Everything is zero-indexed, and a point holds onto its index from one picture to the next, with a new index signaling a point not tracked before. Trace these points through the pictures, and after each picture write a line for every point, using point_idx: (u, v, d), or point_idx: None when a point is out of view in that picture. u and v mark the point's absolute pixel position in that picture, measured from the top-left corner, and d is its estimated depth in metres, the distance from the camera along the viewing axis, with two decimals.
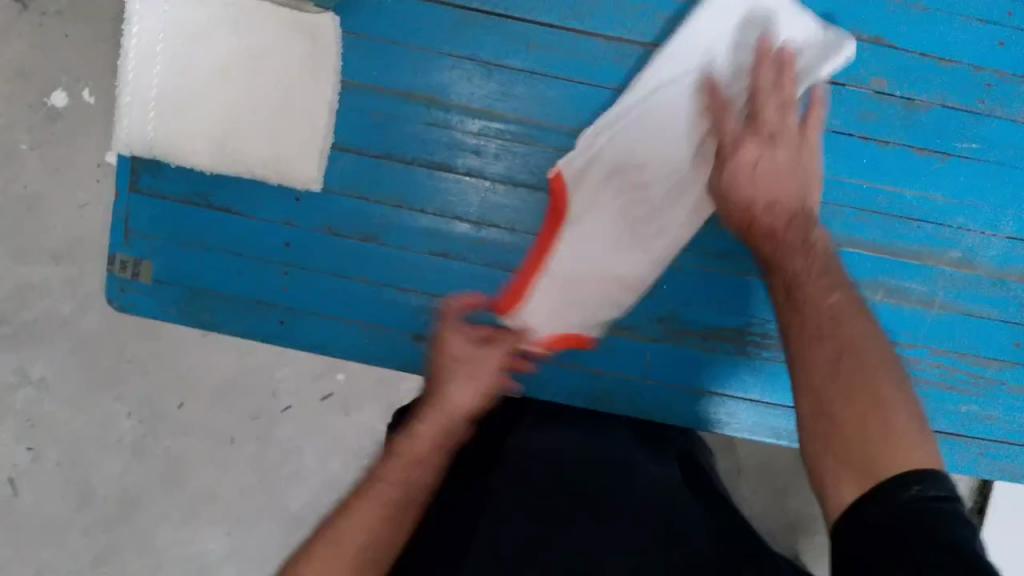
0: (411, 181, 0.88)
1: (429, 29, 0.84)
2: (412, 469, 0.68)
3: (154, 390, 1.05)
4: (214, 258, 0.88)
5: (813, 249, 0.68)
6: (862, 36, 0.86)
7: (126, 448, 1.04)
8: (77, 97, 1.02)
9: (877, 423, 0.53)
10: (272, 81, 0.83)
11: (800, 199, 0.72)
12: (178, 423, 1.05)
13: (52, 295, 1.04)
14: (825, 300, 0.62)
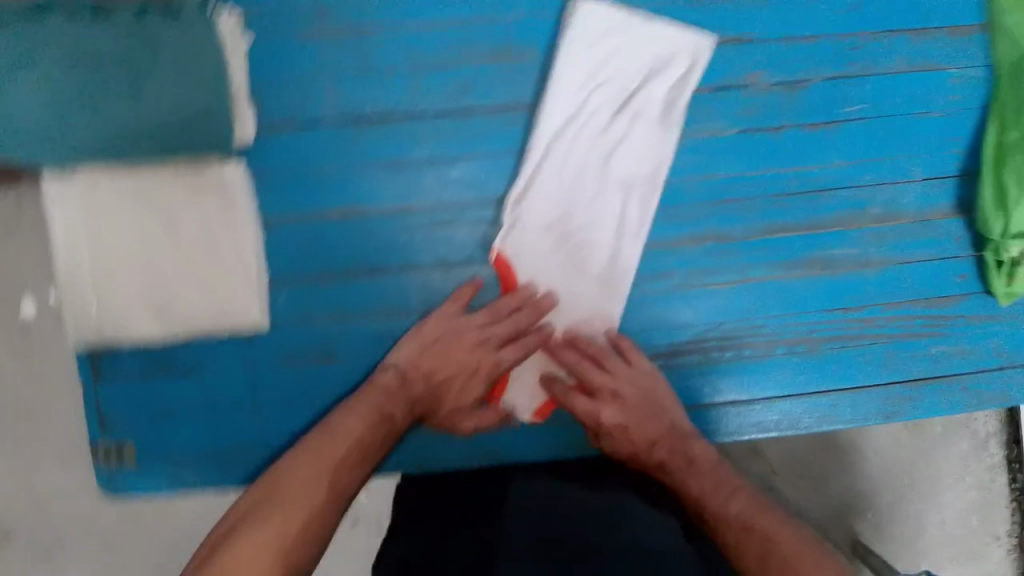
0: (348, 296, 0.90)
1: (326, 150, 0.89)
2: (308, 487, 0.73)
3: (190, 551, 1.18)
4: (188, 419, 0.90)
5: (688, 470, 0.85)
6: (726, 39, 0.91)
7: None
8: None
9: (777, 536, 0.75)
10: (197, 240, 0.87)
11: (649, 395, 0.88)
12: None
13: (69, 497, 1.18)
14: (696, 461, 0.85)
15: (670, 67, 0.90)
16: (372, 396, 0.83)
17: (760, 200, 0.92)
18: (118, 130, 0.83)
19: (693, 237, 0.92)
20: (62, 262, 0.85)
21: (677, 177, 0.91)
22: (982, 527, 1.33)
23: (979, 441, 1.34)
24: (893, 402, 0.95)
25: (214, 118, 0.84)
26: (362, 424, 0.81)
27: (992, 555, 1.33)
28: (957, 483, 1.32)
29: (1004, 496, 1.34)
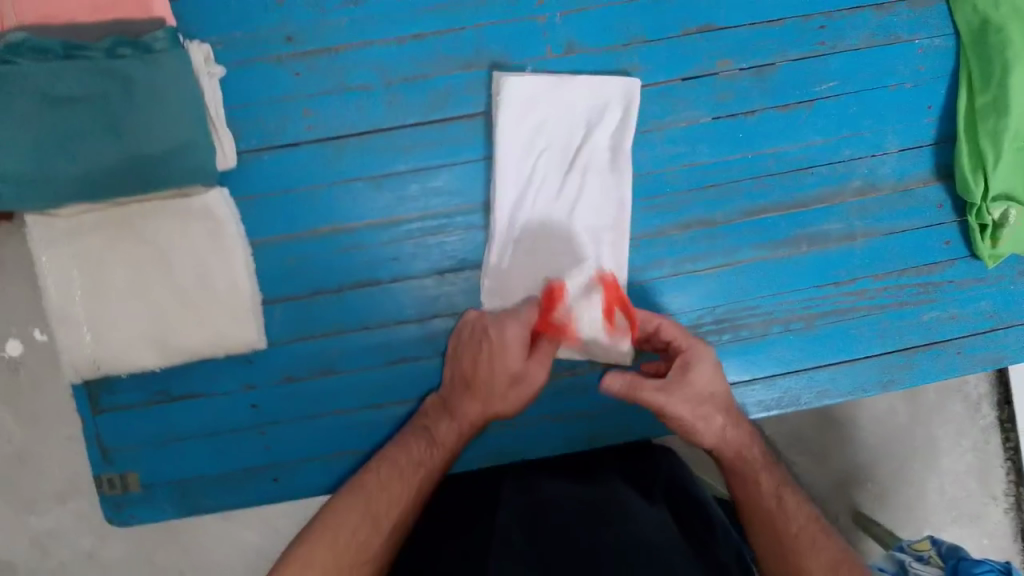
0: (339, 310, 0.91)
1: (307, 168, 0.89)
2: (353, 541, 0.75)
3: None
4: (191, 445, 0.91)
5: (758, 495, 0.83)
6: (693, 28, 0.92)
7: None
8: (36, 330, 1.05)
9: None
10: (188, 269, 0.87)
11: (730, 415, 0.85)
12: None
13: (69, 534, 1.18)
14: (762, 489, 0.83)
15: (606, 115, 0.90)
16: (410, 446, 0.84)
17: (744, 182, 0.93)
18: (100, 174, 0.81)
19: (679, 225, 0.93)
20: (56, 301, 0.85)
21: (657, 169, 0.92)
22: (979, 490, 1.31)
23: (971, 403, 1.32)
24: (890, 371, 0.96)
25: (196, 152, 0.83)
26: (401, 478, 0.81)
27: (991, 516, 1.31)
28: (952, 447, 1.31)
29: (999, 455, 1.32)
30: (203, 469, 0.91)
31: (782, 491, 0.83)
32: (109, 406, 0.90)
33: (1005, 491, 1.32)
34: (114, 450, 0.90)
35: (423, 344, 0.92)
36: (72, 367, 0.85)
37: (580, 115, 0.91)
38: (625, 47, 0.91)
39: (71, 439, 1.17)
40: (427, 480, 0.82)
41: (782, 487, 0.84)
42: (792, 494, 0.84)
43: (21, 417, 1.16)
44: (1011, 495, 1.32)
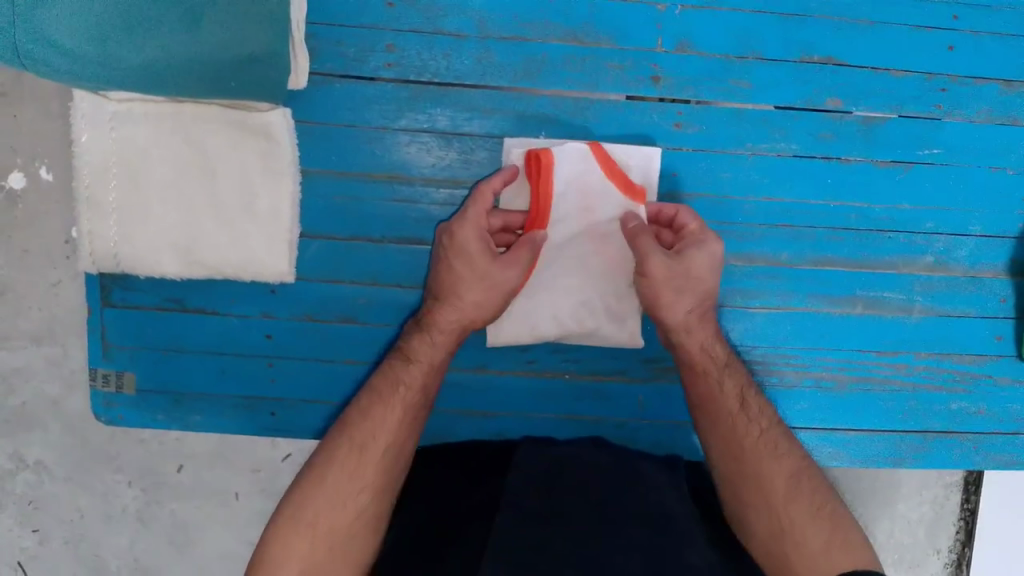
0: (378, 258, 0.87)
1: (376, 107, 0.83)
2: (347, 477, 0.71)
3: (154, 458, 1.03)
4: (197, 359, 0.87)
5: (720, 394, 0.80)
6: (813, 57, 0.86)
7: (132, 516, 1.04)
8: (37, 177, 0.96)
9: (777, 490, 0.74)
10: (231, 181, 0.82)
11: (699, 305, 0.82)
12: (180, 486, 1.04)
13: (36, 376, 1.00)
14: (725, 390, 0.80)
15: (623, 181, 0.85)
16: (398, 375, 0.78)
17: (819, 227, 0.89)
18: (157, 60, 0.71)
19: (740, 257, 0.89)
20: (87, 183, 0.80)
21: (733, 193, 0.88)
22: (925, 540, 1.12)
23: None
24: (903, 449, 0.95)
25: (268, 71, 0.77)
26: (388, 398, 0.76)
27: (929, 568, 1.12)
28: (911, 493, 1.10)
29: (954, 515, 1.12)
30: (200, 381, 0.88)
31: (732, 360, 0.83)
32: (120, 302, 0.86)
33: (948, 547, 1.13)
34: (114, 344, 0.87)
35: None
36: (93, 253, 0.81)
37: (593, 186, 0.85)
38: (738, 60, 0.85)
39: (59, 287, 0.98)
40: (417, 400, 0.77)
41: (746, 389, 0.81)
42: (755, 398, 0.81)
43: (10, 253, 0.97)
44: (954, 553, 1.13)
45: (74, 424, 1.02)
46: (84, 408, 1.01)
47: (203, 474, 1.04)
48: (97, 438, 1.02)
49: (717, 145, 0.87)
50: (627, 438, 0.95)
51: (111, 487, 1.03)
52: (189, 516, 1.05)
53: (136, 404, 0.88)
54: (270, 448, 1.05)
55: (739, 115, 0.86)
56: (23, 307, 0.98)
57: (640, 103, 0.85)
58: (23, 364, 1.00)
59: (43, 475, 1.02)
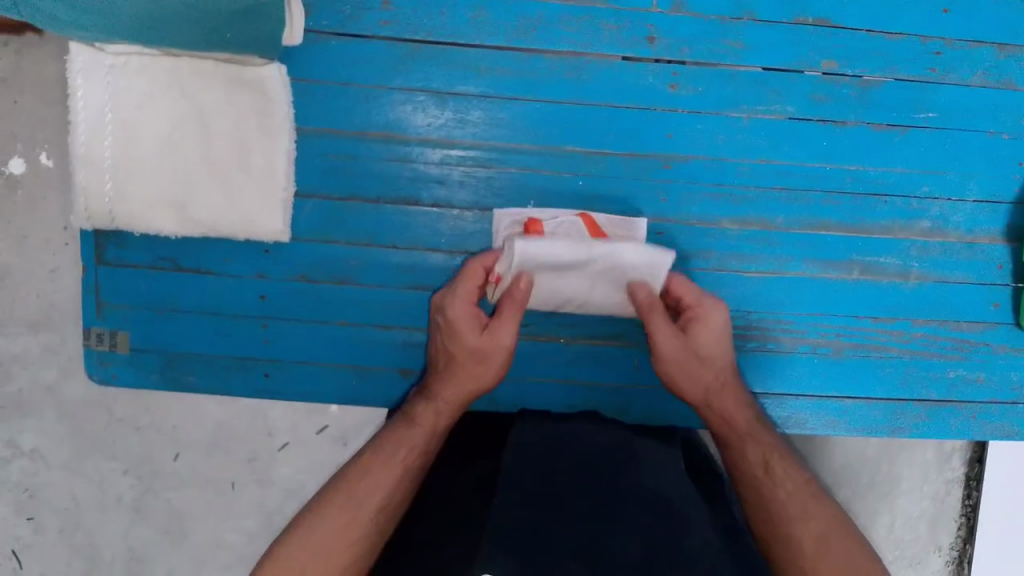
0: (373, 218, 0.87)
1: (372, 67, 0.84)
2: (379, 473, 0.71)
3: (150, 446, 1.02)
4: (192, 320, 0.87)
5: (744, 462, 0.73)
6: (808, 20, 0.86)
7: (127, 505, 1.03)
8: (36, 162, 0.96)
9: (786, 530, 0.67)
10: (228, 138, 0.82)
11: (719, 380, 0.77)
12: (176, 474, 1.03)
13: (34, 363, 0.99)
14: (748, 457, 0.73)
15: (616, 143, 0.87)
16: (391, 444, 0.73)
17: (816, 190, 0.89)
18: (162, 14, 0.70)
19: (736, 221, 0.89)
20: (83, 140, 0.80)
21: (729, 156, 0.88)
22: (926, 537, 1.10)
23: (942, 454, 1.09)
24: (901, 418, 0.94)
25: (270, 28, 0.77)
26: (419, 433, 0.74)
27: (930, 565, 1.11)
28: (911, 489, 1.09)
29: (955, 511, 1.11)
30: (195, 343, 0.88)
31: (756, 427, 0.76)
32: (116, 262, 0.86)
33: (950, 544, 1.11)
34: (109, 304, 0.86)
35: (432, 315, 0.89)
36: (89, 209, 0.81)
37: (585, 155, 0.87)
38: (734, 21, 0.86)
39: (57, 272, 0.98)
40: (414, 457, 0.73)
41: (772, 456, 0.73)
42: (780, 463, 0.72)
43: (8, 237, 0.97)
44: (956, 550, 1.11)
45: (68, 410, 1.01)
46: (80, 392, 1.00)
47: (199, 460, 1.03)
48: (91, 425, 1.01)
49: (711, 107, 0.87)
50: (623, 406, 0.94)
51: (105, 475, 1.02)
52: (185, 504, 1.03)
53: (132, 365, 0.88)
54: (267, 438, 1.03)
55: (733, 77, 0.87)
56: (20, 292, 0.98)
57: (636, 62, 0.86)
58: (19, 346, 0.99)
59: (37, 463, 1.01)
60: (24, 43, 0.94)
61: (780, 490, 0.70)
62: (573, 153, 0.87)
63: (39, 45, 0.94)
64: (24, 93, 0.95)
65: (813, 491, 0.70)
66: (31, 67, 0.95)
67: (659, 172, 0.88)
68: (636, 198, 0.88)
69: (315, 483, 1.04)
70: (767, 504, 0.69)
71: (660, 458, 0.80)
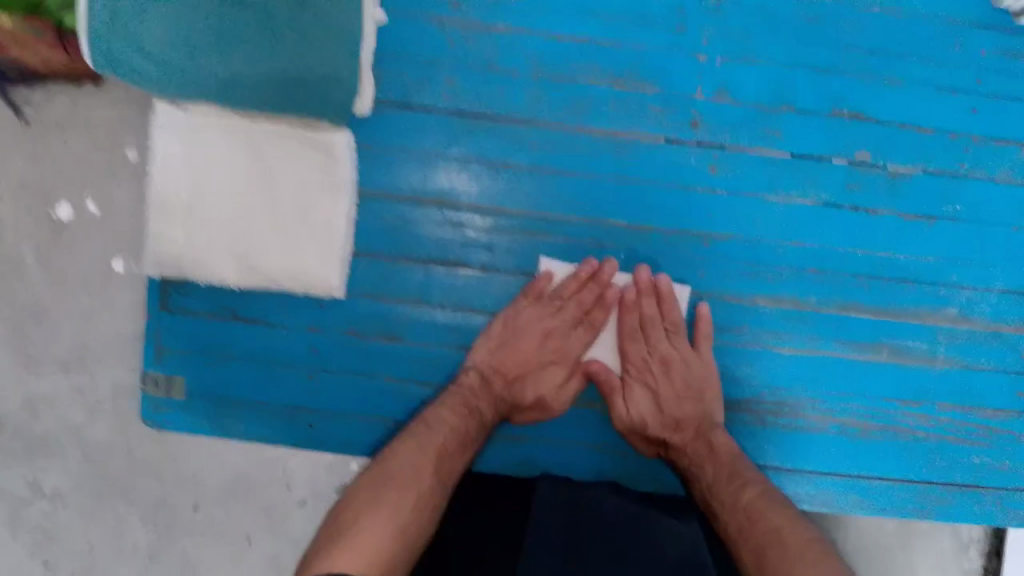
0: (422, 277, 0.91)
1: (433, 135, 0.89)
2: (394, 482, 0.80)
3: (170, 495, 1.03)
4: (245, 369, 0.90)
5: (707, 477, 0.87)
6: (844, 112, 0.91)
7: (142, 553, 1.03)
8: (82, 209, 0.99)
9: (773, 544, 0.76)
10: (294, 195, 0.87)
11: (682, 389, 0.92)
12: (194, 523, 1.04)
13: (62, 405, 1.01)
14: (706, 470, 0.88)
15: (659, 218, 0.91)
16: (417, 444, 0.83)
17: (849, 274, 0.93)
18: (243, 93, 0.81)
19: (770, 298, 0.93)
20: (158, 188, 0.85)
21: (765, 238, 0.92)
22: None
23: (958, 543, 1.10)
24: (927, 500, 0.96)
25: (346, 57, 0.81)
26: (403, 464, 0.81)
27: None
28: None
29: None
30: (247, 391, 0.91)
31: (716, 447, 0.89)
32: (178, 309, 0.89)
33: None
34: (168, 350, 0.90)
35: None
36: (156, 253, 0.86)
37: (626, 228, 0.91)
38: (774, 110, 0.91)
39: (94, 317, 1.00)
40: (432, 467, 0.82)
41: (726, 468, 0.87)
42: (739, 474, 0.86)
43: (50, 279, 1.00)
44: None
45: (97, 453, 1.02)
46: (105, 439, 1.02)
47: (217, 513, 1.04)
48: (116, 470, 1.03)
49: (750, 189, 0.91)
50: (650, 473, 0.96)
51: (123, 520, 1.03)
52: (200, 555, 1.04)
53: (184, 410, 0.90)
54: (285, 491, 1.04)
55: (771, 162, 0.91)
56: (58, 332, 1.00)
57: (681, 146, 0.91)
58: (55, 387, 1.01)
59: (58, 505, 1.03)
60: (86, 99, 0.99)
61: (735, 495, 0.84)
62: (616, 225, 0.91)
63: (95, 94, 0.98)
64: (83, 145, 0.99)
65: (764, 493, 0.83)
66: (88, 119, 0.99)
67: (698, 247, 0.92)
68: (674, 271, 0.92)
69: None
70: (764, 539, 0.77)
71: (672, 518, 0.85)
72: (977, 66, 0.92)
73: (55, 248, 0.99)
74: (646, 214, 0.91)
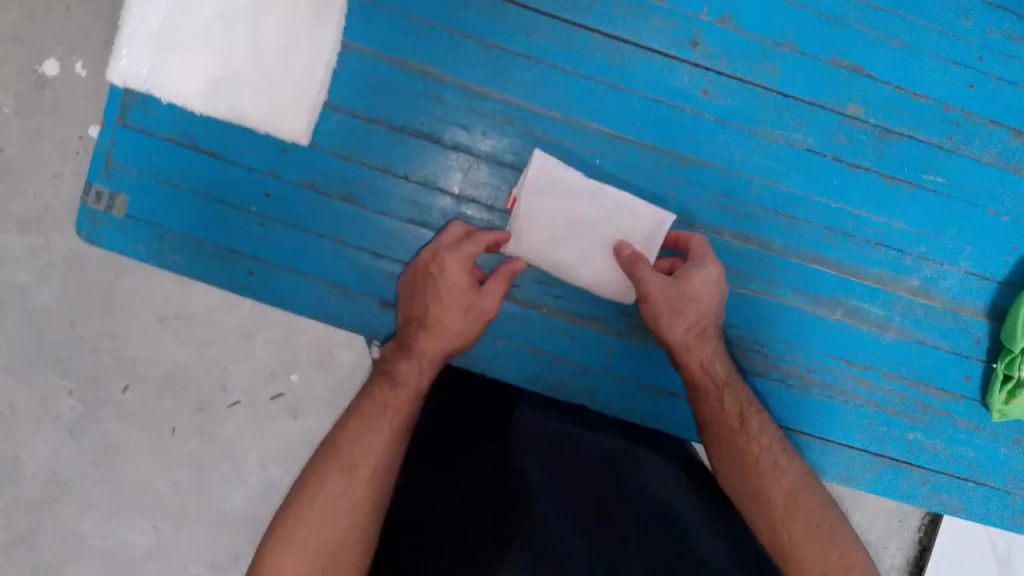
0: (392, 144, 0.89)
1: (429, 2, 0.87)
2: (380, 406, 0.78)
3: (103, 373, 0.95)
4: (192, 201, 0.88)
5: (724, 413, 0.84)
6: (844, 62, 0.90)
7: (63, 426, 0.95)
8: (70, 68, 0.93)
9: (777, 504, 0.78)
10: (277, 34, 0.86)
11: (698, 323, 0.86)
12: (123, 408, 0.96)
13: (9, 263, 0.93)
14: (727, 406, 0.84)
15: (643, 135, 0.90)
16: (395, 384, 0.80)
17: (818, 225, 0.92)
18: None
19: (737, 235, 0.91)
20: (138, 1, 0.84)
21: (743, 173, 0.91)
22: None
23: (881, 569, 1.05)
24: (854, 468, 0.95)
25: None
26: (372, 426, 0.76)
27: None
28: None
29: None
30: (189, 223, 0.88)
31: (734, 378, 0.87)
32: (135, 127, 0.87)
33: None
34: (118, 166, 0.87)
35: None
36: (126, 64, 0.84)
37: (603, 136, 0.90)
38: (775, 46, 0.90)
39: (59, 179, 0.93)
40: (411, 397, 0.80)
41: (746, 406, 0.85)
42: (757, 415, 0.84)
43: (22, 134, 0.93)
44: None
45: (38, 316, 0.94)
46: (52, 304, 0.94)
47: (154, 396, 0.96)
48: (49, 339, 0.94)
49: (737, 120, 0.90)
50: (585, 389, 0.94)
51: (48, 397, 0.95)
52: (124, 439, 0.96)
53: (124, 228, 0.88)
54: (219, 392, 0.97)
55: (763, 98, 0.90)
56: (20, 188, 0.93)
57: (675, 66, 0.89)
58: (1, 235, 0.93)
59: None
60: None
61: (755, 442, 0.82)
62: (598, 131, 0.90)
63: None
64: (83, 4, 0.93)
65: (784, 446, 0.83)
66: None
67: (674, 169, 0.90)
68: (648, 189, 0.91)
69: (257, 448, 0.98)
70: (768, 509, 0.78)
71: (656, 466, 0.82)
72: (979, 41, 0.92)
73: (33, 104, 0.92)
74: (628, 125, 0.90)
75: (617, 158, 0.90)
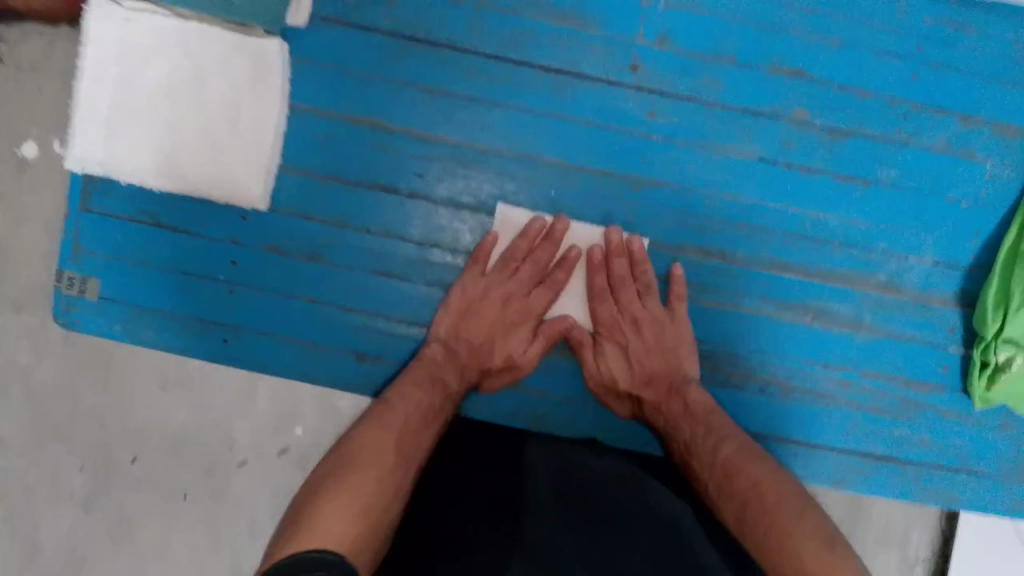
0: (349, 198, 0.90)
1: (369, 57, 0.89)
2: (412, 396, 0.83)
3: (109, 444, 0.94)
4: (159, 277, 0.89)
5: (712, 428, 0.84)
6: (784, 69, 0.91)
7: (76, 501, 0.95)
8: (49, 147, 0.94)
9: (770, 501, 0.77)
10: (221, 103, 0.88)
11: (678, 344, 0.90)
12: (132, 477, 0.95)
13: (11, 345, 0.94)
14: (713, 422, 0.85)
15: (596, 159, 0.91)
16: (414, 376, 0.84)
17: (779, 231, 0.92)
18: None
19: (699, 250, 0.92)
20: (86, 90, 0.86)
21: (698, 188, 0.92)
22: None
23: (905, 558, 1.02)
24: (845, 470, 0.95)
25: None
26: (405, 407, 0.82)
27: None
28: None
29: None
30: (159, 299, 0.90)
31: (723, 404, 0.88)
32: (99, 211, 0.89)
33: None
34: (88, 250, 0.89)
35: (398, 300, 0.92)
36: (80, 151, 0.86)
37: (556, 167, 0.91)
38: (714, 59, 0.91)
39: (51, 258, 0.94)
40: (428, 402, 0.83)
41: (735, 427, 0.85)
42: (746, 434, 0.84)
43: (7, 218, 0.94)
44: None
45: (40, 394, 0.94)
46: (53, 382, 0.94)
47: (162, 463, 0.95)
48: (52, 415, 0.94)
49: (685, 137, 0.91)
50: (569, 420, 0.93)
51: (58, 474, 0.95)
52: (137, 508, 0.95)
53: (99, 310, 0.90)
54: (227, 450, 0.95)
55: (707, 111, 0.91)
56: (15, 271, 0.94)
57: (617, 91, 0.91)
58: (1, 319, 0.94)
59: None
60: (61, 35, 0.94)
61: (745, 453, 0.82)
62: (550, 164, 0.91)
63: (73, 37, 0.93)
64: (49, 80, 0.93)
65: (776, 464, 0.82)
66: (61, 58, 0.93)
67: (628, 193, 0.91)
68: (608, 214, 0.91)
69: (268, 500, 0.96)
70: (762, 508, 0.76)
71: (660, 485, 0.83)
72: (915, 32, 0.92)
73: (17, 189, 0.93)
74: (579, 154, 0.91)
75: (575, 186, 0.91)
